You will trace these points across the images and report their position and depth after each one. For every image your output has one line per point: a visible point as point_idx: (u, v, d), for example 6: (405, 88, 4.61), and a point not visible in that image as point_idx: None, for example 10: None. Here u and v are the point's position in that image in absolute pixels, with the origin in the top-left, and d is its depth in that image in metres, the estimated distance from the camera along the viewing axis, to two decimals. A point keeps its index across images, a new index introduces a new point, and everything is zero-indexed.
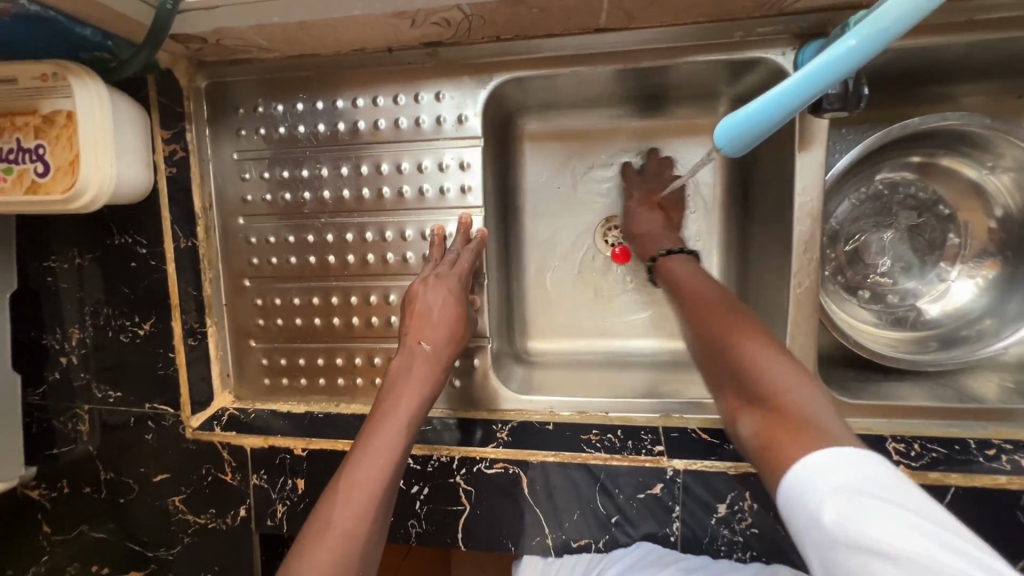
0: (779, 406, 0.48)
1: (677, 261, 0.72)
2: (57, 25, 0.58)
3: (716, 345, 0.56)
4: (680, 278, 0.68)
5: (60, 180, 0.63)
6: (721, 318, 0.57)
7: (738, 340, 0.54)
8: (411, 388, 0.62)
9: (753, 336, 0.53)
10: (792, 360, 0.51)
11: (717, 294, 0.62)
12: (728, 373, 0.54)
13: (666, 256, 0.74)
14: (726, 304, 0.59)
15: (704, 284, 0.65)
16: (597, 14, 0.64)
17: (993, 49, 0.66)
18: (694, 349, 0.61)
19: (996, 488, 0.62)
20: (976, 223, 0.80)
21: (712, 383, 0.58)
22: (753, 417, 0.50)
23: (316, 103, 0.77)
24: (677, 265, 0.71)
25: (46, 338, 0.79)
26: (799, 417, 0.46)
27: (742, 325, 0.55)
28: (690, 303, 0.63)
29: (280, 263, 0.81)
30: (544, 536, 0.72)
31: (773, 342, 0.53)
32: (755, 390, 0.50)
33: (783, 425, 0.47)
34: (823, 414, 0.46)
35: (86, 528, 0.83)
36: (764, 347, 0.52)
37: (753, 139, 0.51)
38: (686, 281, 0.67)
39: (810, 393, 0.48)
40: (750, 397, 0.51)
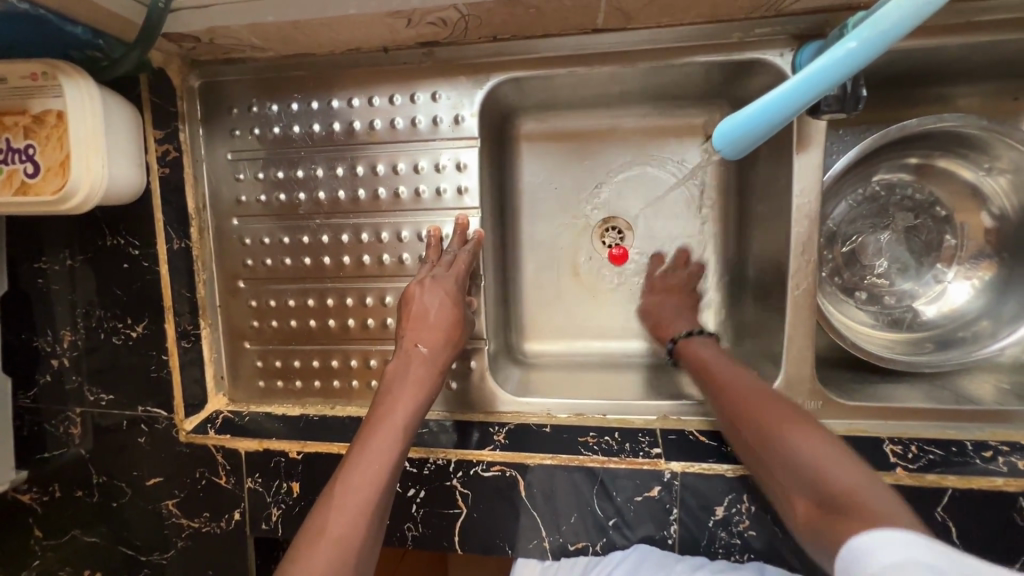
0: (846, 503, 0.48)
1: (698, 342, 0.73)
2: (47, 23, 0.58)
3: (764, 435, 0.57)
4: (709, 362, 0.69)
5: (50, 181, 0.62)
6: (766, 406, 0.59)
7: (791, 431, 0.55)
8: (408, 391, 0.62)
9: (804, 427, 0.55)
10: (847, 456, 0.52)
11: (751, 380, 0.63)
12: (782, 466, 0.55)
13: (686, 337, 0.75)
14: (765, 396, 0.60)
15: (734, 371, 0.66)
16: (594, 14, 0.64)
17: (991, 50, 0.66)
18: (737, 439, 0.62)
19: (992, 490, 0.62)
20: (973, 225, 0.80)
21: (767, 481, 0.57)
22: (815, 510, 0.50)
23: (311, 103, 0.77)
24: (699, 348, 0.72)
25: (37, 341, 0.78)
26: (863, 506, 0.47)
27: (789, 415, 0.57)
28: (726, 390, 0.64)
29: (275, 264, 0.81)
30: (542, 539, 0.71)
31: (824, 434, 0.55)
32: (814, 481, 0.51)
33: (850, 516, 0.47)
34: (883, 500, 0.47)
35: (78, 532, 0.82)
36: (817, 438, 0.54)
37: (750, 143, 0.52)
38: (714, 364, 0.68)
39: (872, 488, 0.48)
40: (810, 490, 0.51)
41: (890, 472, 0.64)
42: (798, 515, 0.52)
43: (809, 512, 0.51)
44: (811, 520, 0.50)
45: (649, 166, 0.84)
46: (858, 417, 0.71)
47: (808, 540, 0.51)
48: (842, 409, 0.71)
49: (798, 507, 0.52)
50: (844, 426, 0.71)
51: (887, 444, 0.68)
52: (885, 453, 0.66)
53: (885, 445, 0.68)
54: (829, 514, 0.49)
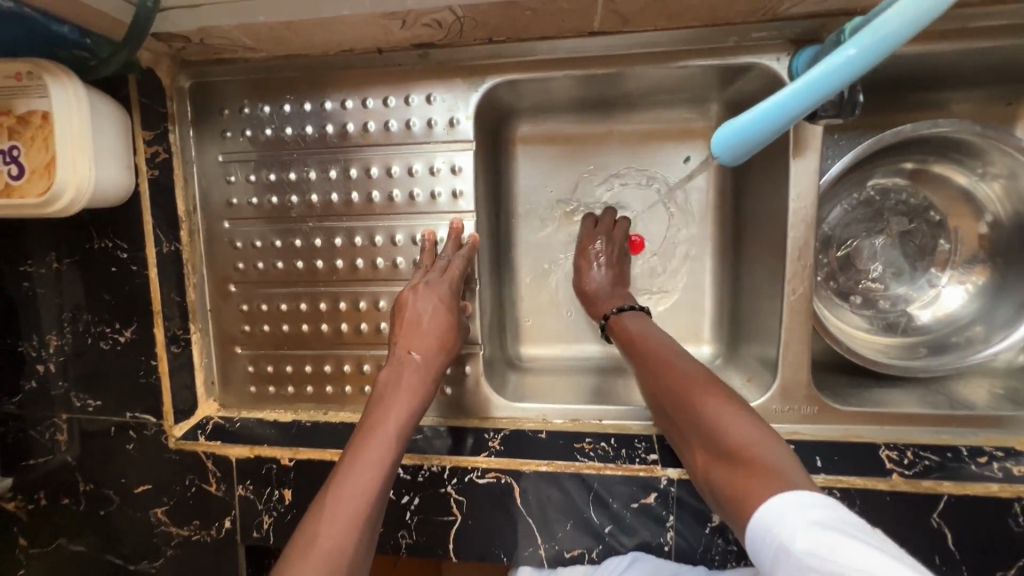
0: (746, 463, 0.48)
1: (629, 316, 0.72)
2: (32, 22, 0.56)
3: (678, 401, 0.56)
4: (634, 335, 0.68)
5: (35, 183, 0.61)
6: (680, 373, 0.57)
7: (700, 393, 0.54)
8: (399, 399, 0.61)
9: (712, 389, 0.54)
10: (751, 414, 0.52)
11: (670, 347, 0.62)
12: (688, 427, 0.55)
13: (619, 312, 0.73)
14: (679, 362, 0.59)
15: (656, 341, 0.65)
16: (591, 17, 0.63)
17: (986, 56, 0.66)
18: (654, 404, 0.61)
19: (987, 496, 0.62)
20: (967, 230, 0.80)
21: (680, 443, 0.57)
22: (716, 465, 0.51)
23: (304, 104, 0.76)
24: (630, 322, 0.70)
25: (22, 346, 0.76)
26: (761, 464, 0.47)
27: (701, 380, 0.56)
28: (645, 361, 0.63)
29: (267, 267, 0.79)
30: (537, 547, 0.71)
31: (729, 394, 0.54)
32: (718, 440, 0.51)
33: (749, 472, 0.47)
34: (779, 457, 0.48)
35: (64, 541, 0.81)
36: (724, 399, 0.53)
37: (748, 149, 0.52)
38: (641, 337, 0.66)
39: (770, 446, 0.49)
40: (713, 448, 0.51)
41: (886, 479, 0.64)
42: (700, 469, 0.54)
43: (710, 467, 0.52)
44: (711, 475, 0.52)
45: (645, 170, 0.84)
46: (854, 423, 0.71)
47: (707, 489, 0.53)
48: (838, 415, 0.71)
49: (701, 463, 0.53)
50: (840, 432, 0.71)
51: (883, 450, 0.68)
52: (881, 459, 0.66)
53: (881, 451, 0.68)
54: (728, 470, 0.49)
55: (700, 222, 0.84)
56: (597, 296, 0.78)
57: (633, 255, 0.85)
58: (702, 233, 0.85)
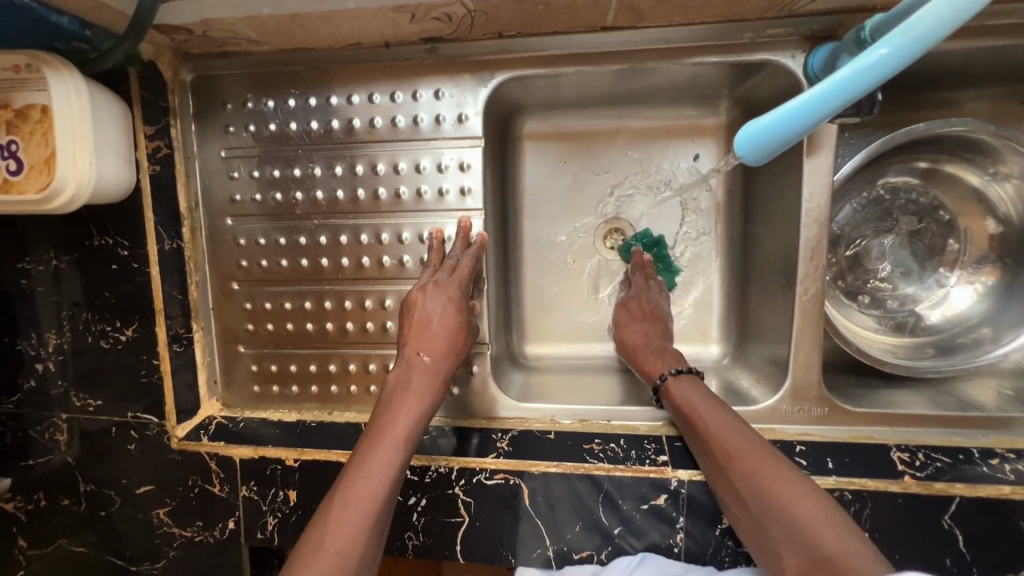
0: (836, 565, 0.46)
1: (686, 381, 0.67)
2: (31, 13, 0.55)
3: (756, 494, 0.54)
4: (694, 407, 0.64)
5: (34, 179, 0.60)
6: (762, 461, 0.56)
7: (788, 490, 0.53)
8: (410, 402, 0.60)
9: (798, 487, 0.53)
10: (836, 513, 0.51)
11: (742, 428, 0.60)
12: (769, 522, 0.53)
13: (674, 375, 0.69)
14: (754, 450, 0.57)
15: (720, 418, 0.62)
16: (604, 12, 0.62)
17: (1003, 55, 0.66)
18: (723, 486, 0.59)
19: (999, 498, 0.62)
20: (977, 229, 0.80)
21: (756, 536, 0.55)
22: (804, 571, 0.49)
23: (309, 99, 0.74)
24: (685, 390, 0.67)
25: (20, 344, 0.74)
26: (855, 569, 0.45)
27: (785, 473, 0.54)
28: (715, 442, 0.60)
29: (270, 265, 0.78)
30: (545, 548, 0.70)
31: (814, 492, 0.53)
32: (806, 542, 0.49)
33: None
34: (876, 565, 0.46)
35: (63, 542, 0.79)
36: (811, 497, 0.52)
37: (772, 151, 0.51)
38: (702, 412, 0.63)
39: (857, 548, 0.47)
40: (800, 551, 0.49)
41: (899, 480, 0.63)
42: (785, 573, 0.51)
43: (797, 571, 0.49)
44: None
45: (654, 169, 0.83)
46: (864, 424, 0.71)
47: None
48: (848, 415, 0.71)
49: (786, 566, 0.51)
50: (849, 433, 0.71)
51: (895, 452, 0.68)
52: (892, 461, 0.66)
53: (892, 452, 0.67)
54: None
55: (708, 220, 0.83)
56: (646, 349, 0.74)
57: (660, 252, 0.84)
58: (711, 233, 0.84)
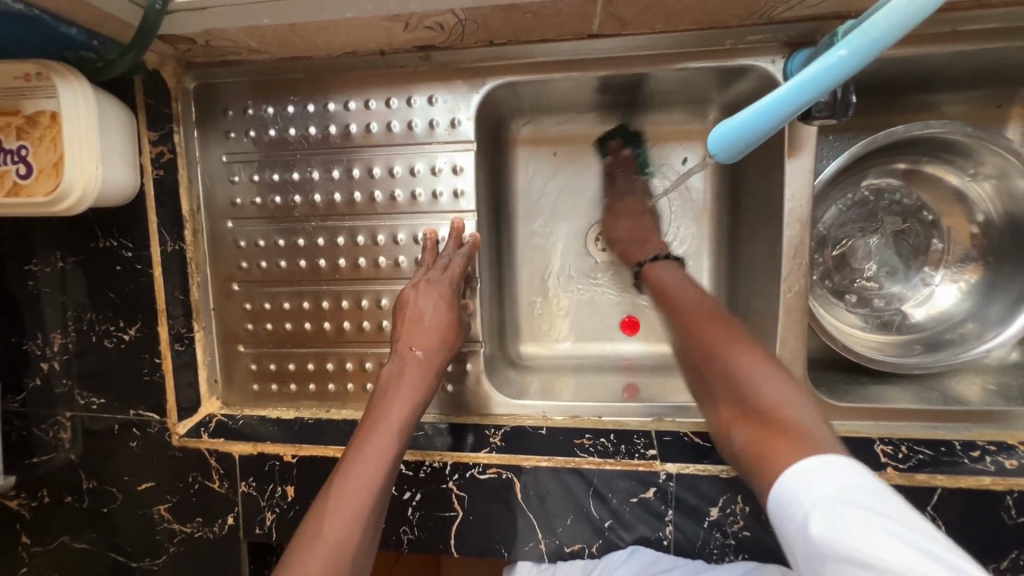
0: (773, 421, 0.50)
1: (662, 268, 0.72)
2: (41, 25, 0.57)
3: (709, 357, 0.58)
4: (667, 286, 0.69)
5: (42, 182, 0.62)
6: (722, 329, 0.59)
7: (740, 353, 0.55)
8: (403, 395, 0.62)
9: (751, 351, 0.55)
10: (785, 376, 0.53)
11: (707, 301, 0.63)
12: (719, 383, 0.56)
13: (653, 262, 0.74)
14: (713, 319, 0.60)
15: (689, 295, 0.65)
16: (590, 20, 0.65)
17: (978, 59, 0.68)
18: (683, 354, 0.63)
19: (980, 489, 0.63)
20: (959, 229, 0.81)
21: (705, 395, 0.59)
22: (743, 422, 0.53)
23: (307, 105, 0.77)
24: (663, 273, 0.72)
25: (26, 344, 0.77)
26: (791, 426, 0.49)
27: (739, 337, 0.57)
28: (682, 313, 0.64)
29: (270, 266, 0.80)
30: (538, 542, 0.71)
31: (765, 354, 0.56)
32: (747, 398, 0.53)
33: (773, 431, 0.50)
34: (808, 420, 0.49)
35: (66, 539, 0.81)
36: (761, 358, 0.55)
37: (744, 148, 0.54)
38: (675, 289, 0.68)
39: (800, 409, 0.51)
40: (742, 406, 0.53)
41: (882, 472, 0.65)
42: (726, 423, 0.55)
43: (737, 423, 0.54)
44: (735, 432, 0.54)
45: (642, 172, 0.85)
46: (849, 419, 0.72)
47: (732, 447, 0.55)
48: (834, 410, 0.72)
49: (725, 416, 0.55)
50: (835, 427, 0.72)
51: (878, 445, 0.69)
52: (876, 454, 0.68)
53: (876, 446, 0.69)
54: (754, 429, 0.52)
55: (696, 221, 0.86)
56: (635, 242, 0.78)
57: None
58: (698, 234, 0.86)
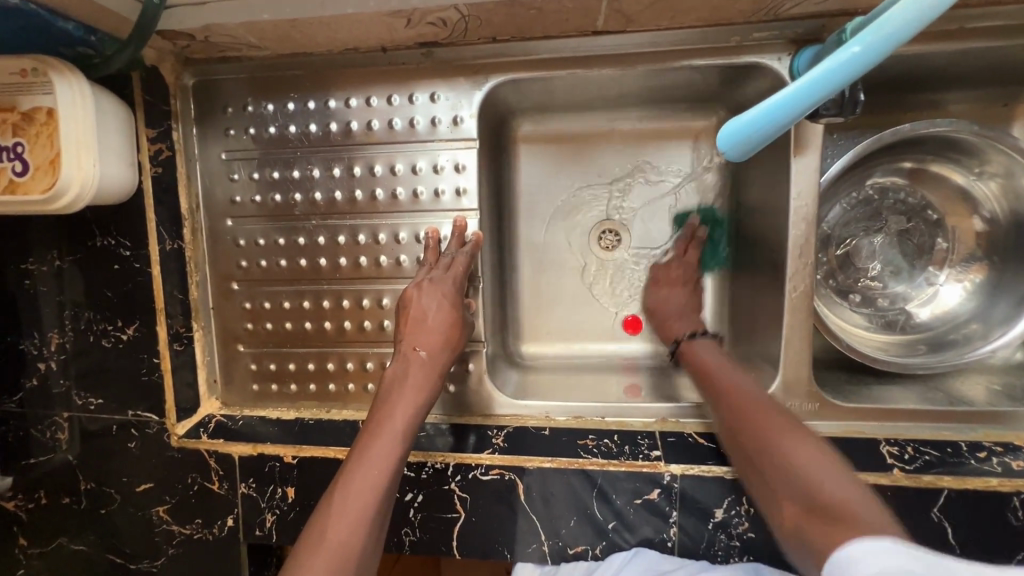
0: (834, 510, 0.46)
1: (702, 345, 0.73)
2: (37, 19, 0.56)
3: (759, 442, 0.56)
4: (710, 367, 0.69)
5: (39, 179, 0.61)
6: (770, 413, 0.58)
7: (789, 439, 0.54)
8: (407, 395, 0.61)
9: (803, 438, 0.55)
10: (841, 467, 0.51)
11: (751, 387, 0.63)
12: (770, 470, 0.54)
13: (689, 339, 0.75)
14: (759, 403, 0.60)
15: (733, 378, 0.65)
16: (594, 16, 0.64)
17: (985, 56, 0.67)
18: (730, 443, 0.61)
19: (987, 490, 0.63)
20: (964, 228, 0.81)
21: (756, 491, 0.56)
22: (802, 517, 0.49)
23: (308, 102, 0.76)
24: (703, 352, 0.72)
25: (23, 343, 0.76)
26: (852, 516, 0.45)
27: (788, 423, 0.57)
28: (727, 396, 0.63)
29: (270, 265, 0.79)
30: (541, 543, 0.71)
31: (820, 444, 0.54)
32: (798, 479, 0.51)
33: (833, 520, 0.46)
34: (872, 513, 0.46)
35: (64, 541, 0.80)
36: (814, 446, 0.53)
37: (753, 147, 0.53)
38: (718, 370, 0.67)
39: (864, 502, 0.47)
40: (797, 497, 0.50)
41: (888, 474, 0.64)
42: (784, 520, 0.51)
43: (795, 518, 0.49)
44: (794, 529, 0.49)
45: (645, 170, 0.84)
46: (855, 420, 0.72)
47: (794, 550, 0.49)
48: (840, 411, 0.72)
49: (775, 502, 0.52)
50: (840, 427, 0.72)
51: (884, 446, 0.68)
52: (882, 455, 0.67)
53: (882, 446, 0.68)
54: (805, 510, 0.49)
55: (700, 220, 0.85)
56: (669, 314, 0.80)
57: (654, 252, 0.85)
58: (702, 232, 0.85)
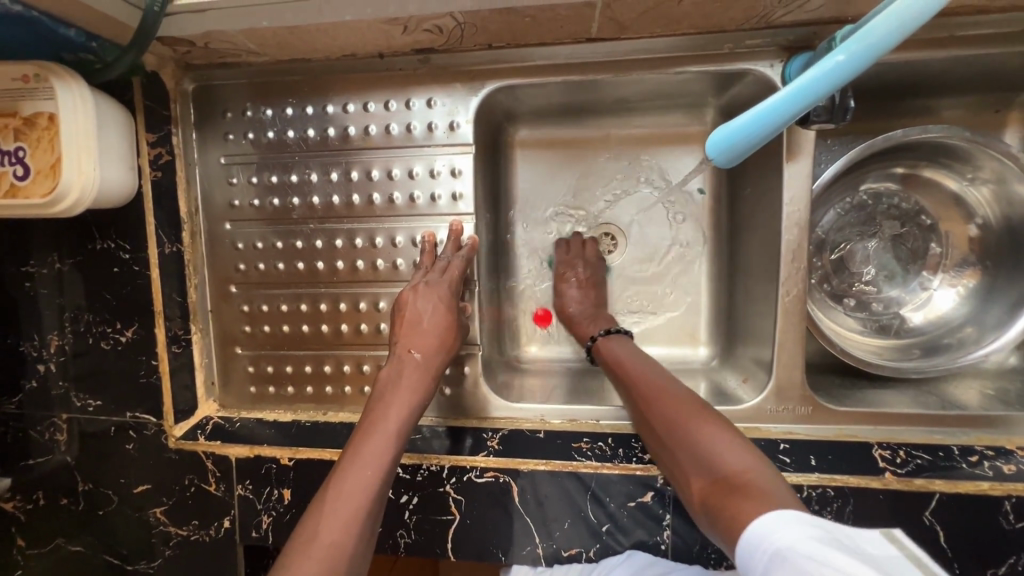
0: (735, 484, 0.49)
1: (616, 340, 0.75)
2: (39, 26, 0.57)
3: (667, 426, 0.58)
4: (620, 358, 0.70)
5: (40, 183, 0.62)
6: (676, 399, 0.60)
7: (691, 419, 0.56)
8: (401, 396, 0.62)
9: (704, 415, 0.57)
10: (739, 438, 0.54)
11: (659, 374, 0.65)
12: (680, 452, 0.56)
13: (604, 337, 0.76)
14: (664, 387, 0.62)
15: (640, 365, 0.67)
16: (588, 24, 0.65)
17: (976, 63, 0.68)
18: (643, 429, 0.63)
19: (978, 494, 0.63)
20: (957, 233, 0.81)
21: (669, 470, 0.58)
22: (709, 491, 0.51)
23: (306, 108, 0.77)
24: (615, 346, 0.73)
25: (23, 345, 0.76)
26: (750, 486, 0.48)
27: (690, 403, 0.59)
28: (636, 384, 0.65)
29: (268, 268, 0.80)
30: (535, 546, 0.71)
31: (717, 417, 0.56)
32: (710, 463, 0.52)
33: (735, 493, 0.48)
34: (767, 481, 0.49)
35: (62, 541, 0.81)
36: (714, 421, 0.56)
37: (741, 154, 0.54)
38: (628, 360, 0.69)
39: (761, 472, 0.50)
40: (704, 473, 0.52)
41: (880, 477, 0.65)
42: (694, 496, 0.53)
43: (703, 493, 0.52)
44: (704, 504, 0.52)
45: (641, 175, 0.85)
46: (848, 423, 0.72)
47: (705, 522, 0.52)
48: (833, 414, 0.72)
49: (693, 488, 0.54)
50: (833, 431, 0.72)
51: (876, 449, 0.69)
52: (874, 458, 0.67)
53: (874, 450, 0.69)
54: (715, 492, 0.50)
55: (696, 224, 0.85)
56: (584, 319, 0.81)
57: (649, 256, 0.86)
58: (698, 236, 0.85)
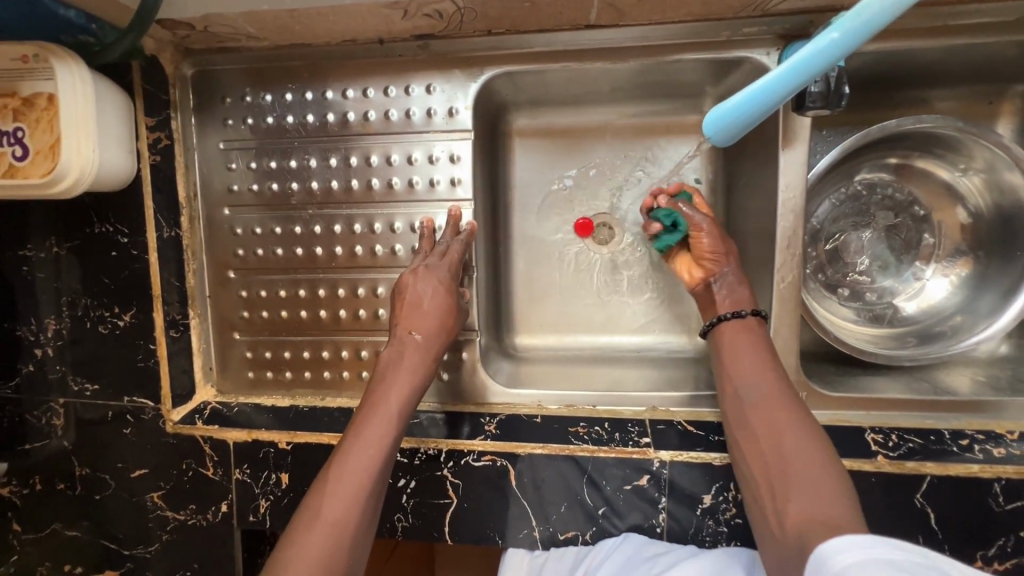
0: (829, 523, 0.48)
1: (744, 328, 0.68)
2: (39, 6, 0.57)
3: (776, 451, 0.57)
4: (735, 354, 0.66)
5: (39, 164, 0.62)
6: (792, 429, 0.57)
7: (803, 452, 0.55)
8: (401, 377, 0.62)
9: (814, 452, 0.55)
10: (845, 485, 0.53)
11: (783, 388, 0.62)
12: (778, 477, 0.55)
13: (738, 317, 0.68)
14: (784, 410, 0.59)
15: (763, 372, 0.63)
16: (587, 10, 0.65)
17: (969, 53, 0.69)
18: (739, 440, 0.61)
19: (968, 476, 0.64)
20: (950, 223, 0.83)
21: (756, 488, 0.57)
22: (800, 521, 0.51)
23: (305, 93, 0.77)
24: (739, 335, 0.67)
25: (20, 329, 0.76)
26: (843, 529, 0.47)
27: (806, 436, 0.57)
28: (753, 393, 0.62)
29: (267, 254, 0.80)
30: (532, 529, 0.72)
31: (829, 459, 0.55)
32: (811, 498, 0.52)
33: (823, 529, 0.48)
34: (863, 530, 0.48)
35: (58, 527, 0.81)
36: (824, 461, 0.54)
37: (738, 132, 0.55)
38: (745, 359, 0.65)
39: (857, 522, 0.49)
40: (801, 505, 0.52)
41: (872, 460, 0.66)
42: (780, 517, 0.53)
43: (791, 520, 0.52)
44: (790, 529, 0.51)
45: (640, 164, 0.85)
46: (841, 408, 0.73)
47: (779, 544, 0.52)
48: (827, 400, 0.73)
49: (781, 511, 0.53)
50: (826, 416, 0.73)
51: (869, 433, 0.70)
52: (867, 442, 0.68)
53: (867, 434, 0.70)
54: (801, 524, 0.50)
55: None
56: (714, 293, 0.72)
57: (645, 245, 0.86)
58: None
